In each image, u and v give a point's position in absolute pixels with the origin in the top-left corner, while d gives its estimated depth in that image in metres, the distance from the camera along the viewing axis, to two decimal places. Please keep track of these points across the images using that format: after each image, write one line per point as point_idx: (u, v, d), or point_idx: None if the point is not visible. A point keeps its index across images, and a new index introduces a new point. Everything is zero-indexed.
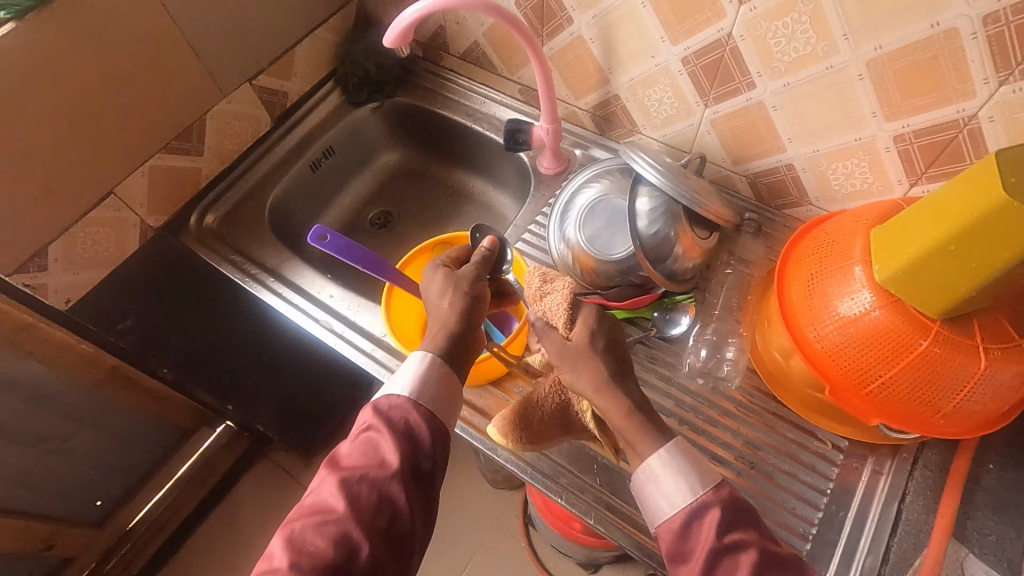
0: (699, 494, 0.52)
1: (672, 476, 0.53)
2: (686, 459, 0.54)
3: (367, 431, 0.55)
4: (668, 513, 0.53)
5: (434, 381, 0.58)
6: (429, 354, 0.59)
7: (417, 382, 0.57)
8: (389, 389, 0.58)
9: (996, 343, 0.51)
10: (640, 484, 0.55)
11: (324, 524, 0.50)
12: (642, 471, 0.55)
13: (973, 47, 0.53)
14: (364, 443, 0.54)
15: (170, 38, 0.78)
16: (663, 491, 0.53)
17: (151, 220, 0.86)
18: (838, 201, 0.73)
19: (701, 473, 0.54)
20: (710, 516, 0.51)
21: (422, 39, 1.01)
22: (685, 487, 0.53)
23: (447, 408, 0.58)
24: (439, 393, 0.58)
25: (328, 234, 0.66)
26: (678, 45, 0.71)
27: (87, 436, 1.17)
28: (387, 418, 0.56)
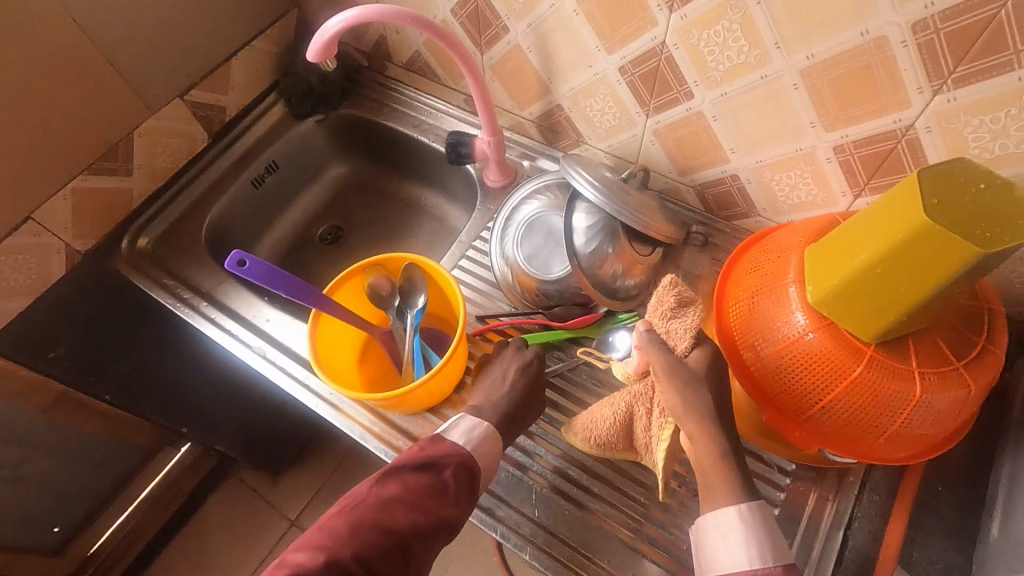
0: (767, 565, 0.47)
1: (742, 534, 0.48)
2: (767, 527, 0.49)
3: (439, 466, 0.53)
4: (726, 569, 0.48)
5: (494, 451, 0.58)
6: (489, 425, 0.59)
7: (486, 444, 0.57)
8: (457, 435, 0.57)
9: (933, 368, 0.49)
10: (708, 532, 0.50)
11: (372, 536, 0.46)
12: (714, 519, 0.50)
13: (904, 55, 0.51)
14: (439, 476, 0.52)
15: (87, 55, 0.75)
16: (728, 546, 0.48)
17: (77, 244, 0.83)
18: (785, 212, 0.70)
19: (776, 546, 0.48)
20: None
21: (365, 48, 0.97)
22: (751, 549, 0.48)
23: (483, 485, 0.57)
24: (493, 464, 0.58)
25: (247, 259, 0.61)
26: (614, 54, 0.69)
27: (44, 462, 1.11)
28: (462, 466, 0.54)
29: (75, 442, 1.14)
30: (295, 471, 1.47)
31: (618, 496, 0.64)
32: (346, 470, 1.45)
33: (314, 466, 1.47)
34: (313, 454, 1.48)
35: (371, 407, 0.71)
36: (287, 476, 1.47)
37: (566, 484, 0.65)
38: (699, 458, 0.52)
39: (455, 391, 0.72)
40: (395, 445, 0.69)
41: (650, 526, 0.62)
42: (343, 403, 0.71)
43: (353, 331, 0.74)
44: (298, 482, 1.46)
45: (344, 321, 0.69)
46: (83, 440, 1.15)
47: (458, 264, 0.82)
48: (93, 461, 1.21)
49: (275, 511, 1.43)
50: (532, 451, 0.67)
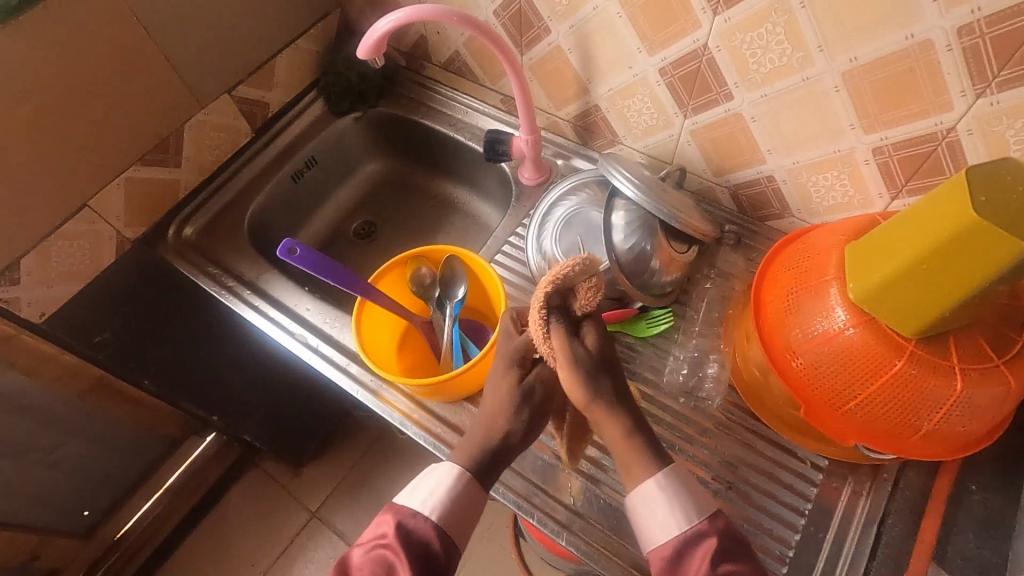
0: (694, 522, 0.49)
1: (666, 501, 0.50)
2: (684, 489, 0.51)
3: (383, 548, 0.49)
4: (660, 539, 0.50)
5: (467, 502, 0.53)
6: (462, 469, 0.54)
7: (454, 498, 0.53)
8: (412, 500, 0.53)
9: (974, 364, 0.50)
10: (636, 508, 0.51)
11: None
12: (638, 495, 0.51)
13: (948, 58, 0.52)
14: (383, 559, 0.48)
15: (144, 50, 0.78)
16: (657, 517, 0.50)
17: (127, 233, 0.86)
18: (820, 214, 0.72)
19: (699, 500, 0.51)
20: (706, 545, 0.48)
21: (403, 48, 1.00)
22: (676, 513, 0.50)
23: (467, 530, 0.53)
24: (467, 514, 0.53)
25: (298, 248, 0.64)
26: (655, 55, 0.70)
27: (78, 446, 1.14)
28: (407, 536, 0.50)
29: (109, 427, 1.16)
30: (317, 462, 1.49)
31: None
32: (366, 463, 1.47)
33: (336, 458, 1.49)
34: (335, 448, 1.50)
35: (410, 394, 0.73)
36: (309, 469, 1.49)
37: (601, 474, 0.67)
38: None
39: None
40: (433, 431, 0.71)
41: None
42: (383, 389, 0.73)
43: (395, 319, 0.76)
44: (319, 474, 1.48)
45: (387, 309, 0.71)
46: (116, 426, 1.18)
47: (493, 259, 0.84)
48: (123, 446, 1.23)
49: (297, 502, 1.45)
50: None
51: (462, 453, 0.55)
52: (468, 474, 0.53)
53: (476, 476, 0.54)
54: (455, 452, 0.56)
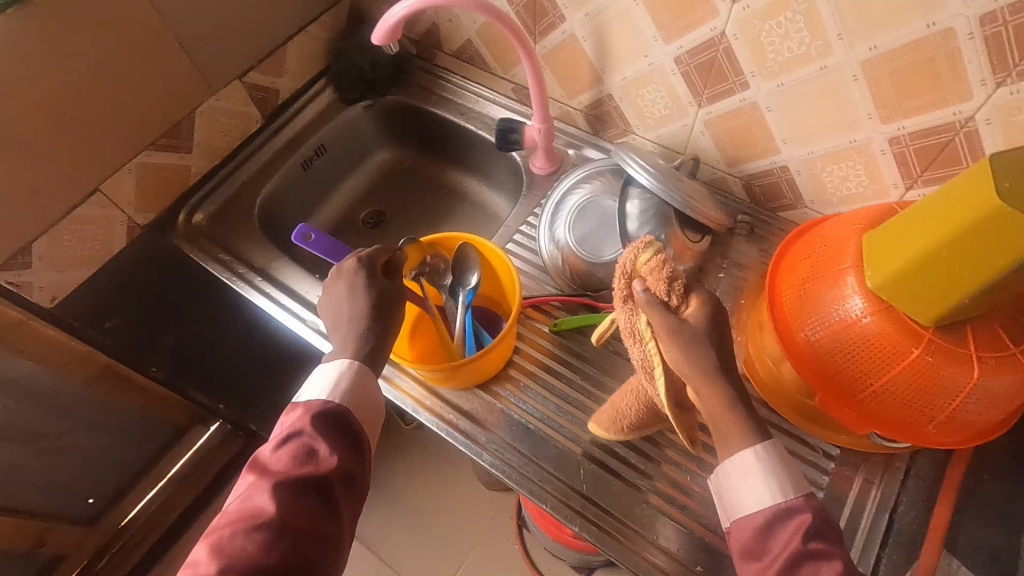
0: (788, 498, 0.48)
1: (764, 475, 0.49)
2: (783, 462, 0.50)
3: (295, 435, 0.52)
4: (751, 509, 0.49)
5: (361, 382, 0.57)
6: (352, 360, 0.57)
7: (351, 381, 0.56)
8: (312, 391, 0.56)
9: (991, 352, 0.50)
10: (729, 475, 0.51)
11: (261, 531, 0.46)
12: (734, 463, 0.50)
13: (970, 47, 0.52)
14: (301, 444, 0.51)
15: (158, 35, 0.78)
16: (751, 488, 0.49)
17: (138, 218, 0.86)
18: (834, 205, 0.72)
19: (791, 476, 0.49)
20: (799, 519, 0.47)
21: (414, 36, 0.99)
22: (772, 486, 0.49)
23: (370, 407, 0.57)
24: (365, 393, 0.57)
25: (313, 233, 0.64)
26: (671, 44, 0.70)
27: (85, 432, 1.14)
28: (316, 420, 0.53)
29: (116, 414, 1.16)
30: None
31: (663, 474, 0.66)
32: None
33: None
34: None
35: (423, 381, 0.73)
36: None
37: (613, 461, 0.67)
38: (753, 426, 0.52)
39: (504, 367, 0.73)
40: (446, 417, 0.71)
41: (696, 503, 0.64)
42: (396, 375, 0.74)
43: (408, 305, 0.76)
44: None
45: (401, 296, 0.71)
46: (123, 413, 1.18)
47: (505, 248, 0.84)
48: (130, 433, 1.23)
49: None
50: (580, 427, 0.69)
51: (348, 347, 0.58)
52: (359, 363, 0.57)
53: (367, 364, 0.58)
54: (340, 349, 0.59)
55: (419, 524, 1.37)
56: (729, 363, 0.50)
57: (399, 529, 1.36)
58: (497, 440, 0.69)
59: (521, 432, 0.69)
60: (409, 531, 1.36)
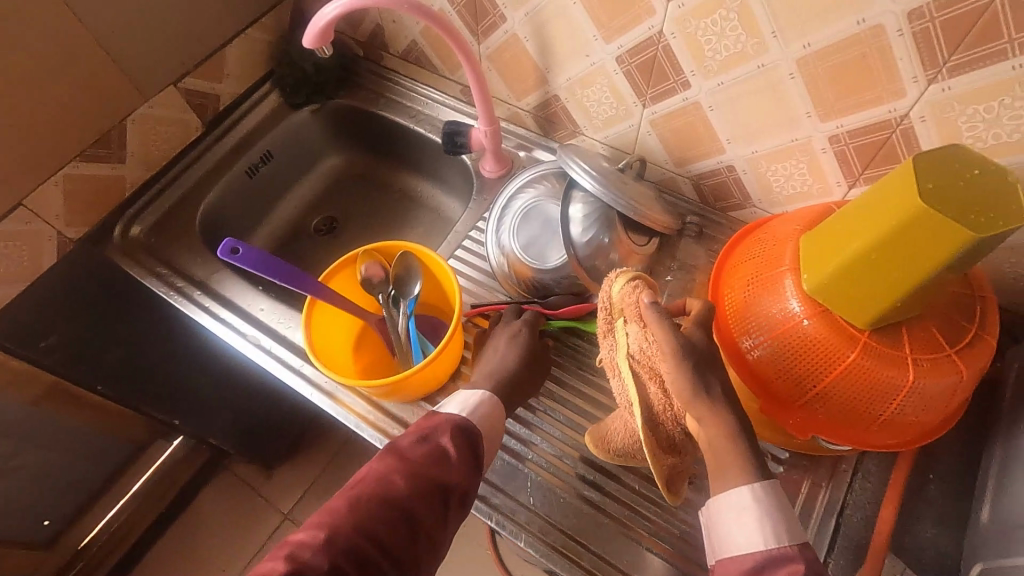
0: (782, 545, 0.46)
1: (758, 515, 0.47)
2: (782, 508, 0.48)
3: (436, 435, 0.53)
4: (741, 550, 0.47)
5: (491, 414, 0.58)
6: (489, 393, 0.60)
7: (484, 410, 0.58)
8: (452, 406, 0.57)
9: (926, 354, 0.49)
10: (721, 512, 0.49)
11: (385, 514, 0.47)
12: (727, 500, 0.48)
13: (900, 44, 0.51)
14: (437, 446, 0.52)
15: (80, 41, 0.74)
16: (743, 525, 0.47)
17: (69, 232, 0.82)
18: (780, 204, 0.71)
19: (789, 523, 0.47)
20: (789, 568, 0.44)
21: (360, 38, 0.97)
22: (765, 529, 0.47)
23: (495, 439, 0.58)
24: (493, 426, 0.58)
25: (240, 247, 0.61)
26: (611, 43, 0.69)
27: (34, 454, 1.10)
28: (459, 432, 0.54)
29: (66, 434, 1.12)
30: (288, 463, 1.46)
31: (612, 483, 0.64)
32: (341, 463, 1.45)
33: (308, 458, 1.46)
34: (307, 448, 1.47)
35: (367, 396, 0.71)
36: (280, 470, 1.46)
37: (561, 472, 0.65)
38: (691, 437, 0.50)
39: (452, 379, 0.72)
40: (391, 433, 0.69)
41: (644, 513, 0.63)
42: (338, 391, 0.71)
43: (350, 318, 0.74)
44: (291, 477, 1.45)
45: (340, 309, 0.69)
46: (74, 433, 1.14)
47: (453, 254, 0.82)
48: (83, 453, 1.19)
49: (268, 504, 1.42)
50: (528, 438, 0.67)
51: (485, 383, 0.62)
52: (493, 396, 0.59)
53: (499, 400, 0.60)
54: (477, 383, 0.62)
55: None
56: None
57: None
58: None
59: None
60: None
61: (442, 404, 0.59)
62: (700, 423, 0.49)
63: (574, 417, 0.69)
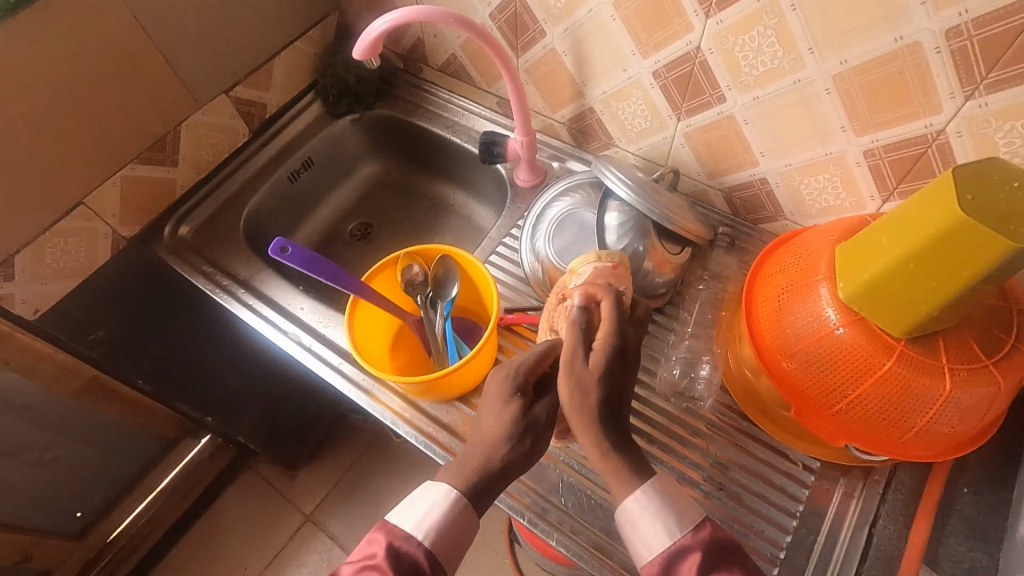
0: (680, 537, 0.48)
1: (652, 518, 0.49)
2: (670, 501, 0.50)
3: (372, 567, 0.49)
4: (647, 556, 0.49)
5: (458, 530, 0.52)
6: (456, 492, 0.53)
7: (444, 532, 0.52)
8: (406, 522, 0.52)
9: (963, 364, 0.50)
10: (623, 528, 0.50)
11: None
12: (624, 512, 0.50)
13: (937, 61, 0.53)
14: None
15: (142, 50, 0.79)
16: (642, 535, 0.49)
17: (123, 230, 0.86)
18: (813, 216, 0.72)
19: (682, 512, 0.50)
20: (692, 559, 0.47)
21: (401, 51, 1.01)
22: (663, 528, 0.49)
23: (457, 556, 0.53)
24: (457, 541, 0.52)
25: (289, 246, 0.64)
26: (649, 58, 0.71)
27: (72, 446, 1.13)
28: (397, 561, 0.50)
29: (103, 427, 1.15)
30: (311, 465, 1.48)
31: None
32: (363, 467, 1.47)
33: (331, 460, 1.48)
34: (330, 450, 1.49)
35: (403, 393, 0.73)
36: (303, 472, 1.48)
37: (592, 473, 0.66)
38: None
39: None
40: (425, 430, 0.71)
41: None
42: (375, 388, 0.73)
43: (389, 318, 0.76)
44: (314, 478, 1.47)
45: (380, 307, 0.71)
46: (110, 427, 1.17)
47: (488, 260, 0.84)
48: (117, 447, 1.23)
49: (291, 505, 1.44)
50: None
51: (458, 474, 0.53)
52: (461, 498, 0.52)
53: (470, 501, 0.53)
54: (450, 472, 0.54)
55: None
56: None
57: None
58: None
59: None
60: None
61: (395, 510, 0.54)
62: None
63: None
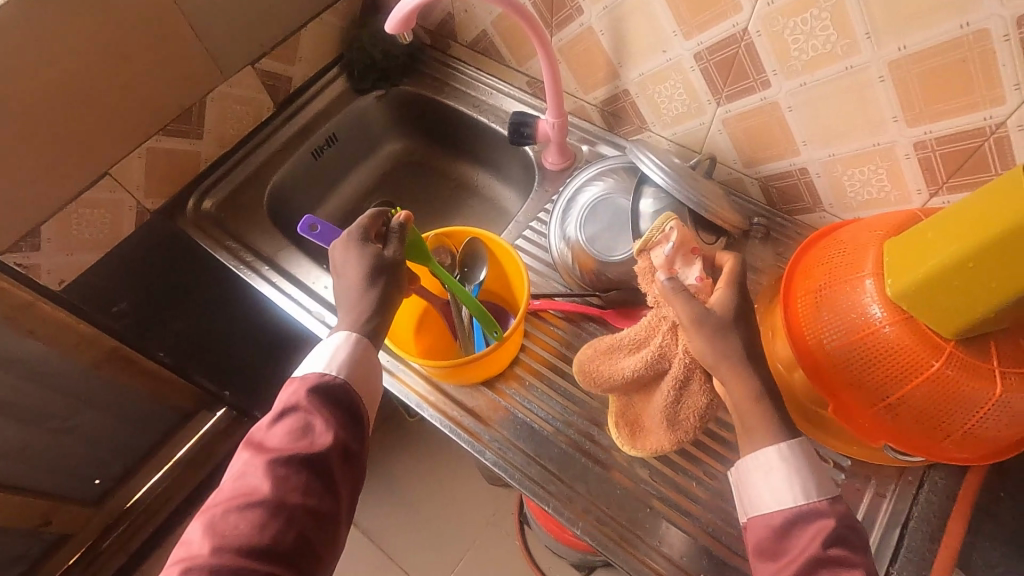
0: (811, 501, 0.48)
1: (786, 474, 0.49)
2: (807, 462, 0.49)
3: (292, 410, 0.54)
4: (770, 507, 0.49)
5: (358, 360, 0.57)
6: (353, 333, 0.58)
7: (352, 365, 0.57)
8: (314, 366, 0.57)
9: (1014, 367, 0.48)
10: (750, 472, 0.50)
11: (257, 508, 0.48)
12: (754, 460, 0.50)
13: (1005, 49, 0.50)
14: (293, 422, 0.53)
15: (170, 19, 0.77)
16: (771, 485, 0.49)
17: (147, 203, 0.86)
18: (854, 209, 0.69)
19: (817, 478, 0.49)
20: (820, 524, 0.46)
21: (430, 26, 0.98)
22: (795, 488, 0.48)
23: (370, 383, 0.58)
24: (365, 369, 0.58)
25: (319, 224, 0.63)
26: (691, 39, 0.68)
27: (93, 415, 1.14)
28: (314, 397, 0.54)
29: (123, 397, 1.16)
30: None
31: (669, 478, 0.65)
32: None
33: None
34: None
35: (428, 376, 0.72)
36: None
37: (617, 463, 0.66)
38: (768, 431, 0.49)
39: (510, 365, 0.73)
40: (450, 414, 0.70)
41: (702, 509, 0.63)
42: (400, 369, 0.73)
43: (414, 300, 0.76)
44: None
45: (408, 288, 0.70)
46: (130, 397, 1.18)
47: (514, 244, 0.83)
48: (137, 417, 1.24)
49: None
50: (584, 429, 0.68)
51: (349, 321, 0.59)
52: (358, 335, 0.57)
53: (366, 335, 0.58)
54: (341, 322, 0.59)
55: (421, 515, 1.34)
56: (747, 368, 0.49)
57: (398, 523, 1.34)
58: (500, 438, 0.68)
59: (525, 431, 0.69)
60: (410, 521, 1.34)
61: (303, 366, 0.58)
62: (766, 415, 0.49)
63: None
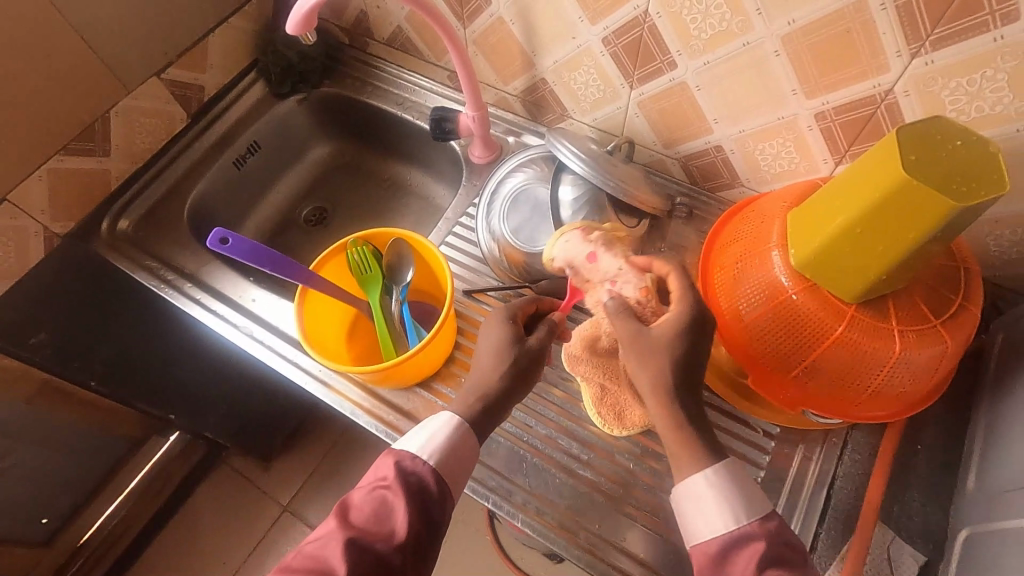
0: (740, 526, 0.48)
1: (717, 499, 0.49)
2: (738, 486, 0.49)
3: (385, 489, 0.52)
4: (705, 535, 0.49)
5: (463, 445, 0.55)
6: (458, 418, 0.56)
7: (450, 448, 0.54)
8: (411, 445, 0.55)
9: (912, 325, 0.50)
10: (682, 501, 0.50)
11: None
12: (685, 487, 0.50)
13: (883, 18, 0.51)
14: (382, 499, 0.51)
15: (58, 32, 0.73)
16: (705, 513, 0.49)
17: (55, 227, 0.82)
18: (769, 181, 0.71)
19: (749, 503, 0.49)
20: (752, 547, 0.47)
21: (345, 25, 0.96)
22: (725, 513, 0.49)
23: (463, 474, 0.55)
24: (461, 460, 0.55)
25: (230, 237, 0.60)
26: (597, 25, 0.68)
27: (30, 453, 1.08)
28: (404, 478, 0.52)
29: (60, 431, 1.10)
30: (285, 456, 1.44)
31: (608, 462, 0.65)
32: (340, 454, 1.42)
33: (304, 452, 1.43)
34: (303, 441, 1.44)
35: (362, 383, 0.71)
36: (277, 463, 1.43)
37: (555, 451, 0.66)
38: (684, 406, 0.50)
39: (446, 364, 0.72)
40: (385, 419, 0.69)
41: (639, 489, 0.64)
42: (333, 379, 0.71)
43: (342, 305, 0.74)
44: (290, 469, 1.42)
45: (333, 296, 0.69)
46: (68, 430, 1.12)
47: (444, 242, 0.82)
48: (80, 450, 1.18)
49: (268, 498, 1.39)
50: (522, 423, 0.68)
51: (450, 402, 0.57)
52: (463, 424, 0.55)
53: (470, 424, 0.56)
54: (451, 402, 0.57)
55: None
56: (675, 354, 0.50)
57: None
58: None
59: None
60: None
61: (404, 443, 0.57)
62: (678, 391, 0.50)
63: (568, 399, 0.69)
